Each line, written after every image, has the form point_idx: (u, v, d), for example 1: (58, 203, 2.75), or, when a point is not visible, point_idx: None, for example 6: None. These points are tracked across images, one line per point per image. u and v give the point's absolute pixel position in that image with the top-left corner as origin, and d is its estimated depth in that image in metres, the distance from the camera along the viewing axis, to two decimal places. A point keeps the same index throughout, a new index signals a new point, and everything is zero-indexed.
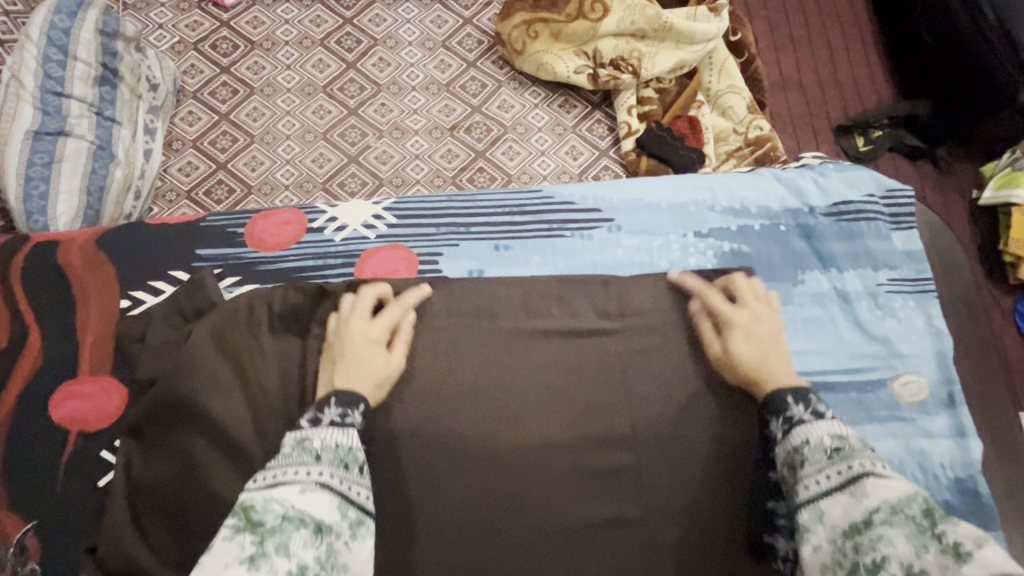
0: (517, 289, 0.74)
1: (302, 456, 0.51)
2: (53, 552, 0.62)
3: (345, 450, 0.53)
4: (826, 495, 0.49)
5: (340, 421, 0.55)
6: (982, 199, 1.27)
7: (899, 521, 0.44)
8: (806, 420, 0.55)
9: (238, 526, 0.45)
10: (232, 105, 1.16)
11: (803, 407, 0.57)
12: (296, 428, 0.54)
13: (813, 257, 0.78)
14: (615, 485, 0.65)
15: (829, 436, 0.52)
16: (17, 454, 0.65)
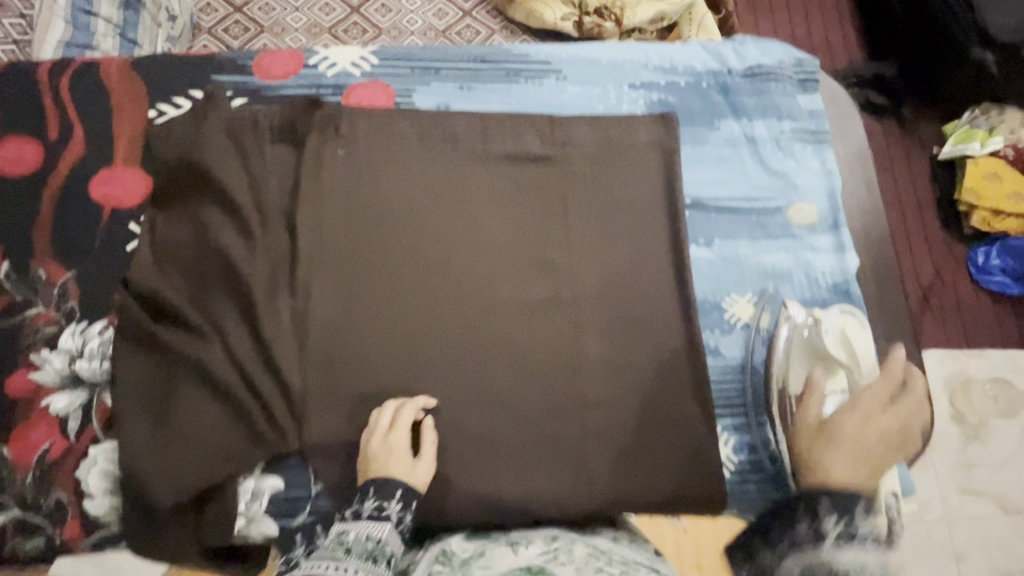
0: (475, 117, 0.89)
1: (335, 551, 0.61)
2: (94, 291, 0.78)
3: (378, 541, 0.64)
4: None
5: (376, 515, 0.66)
6: (943, 154, 1.54)
7: None
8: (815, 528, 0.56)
9: None
10: (243, 41, 1.30)
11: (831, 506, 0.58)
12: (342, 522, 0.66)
13: (728, 109, 0.93)
14: (546, 273, 0.84)
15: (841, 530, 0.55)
16: (63, 220, 0.81)
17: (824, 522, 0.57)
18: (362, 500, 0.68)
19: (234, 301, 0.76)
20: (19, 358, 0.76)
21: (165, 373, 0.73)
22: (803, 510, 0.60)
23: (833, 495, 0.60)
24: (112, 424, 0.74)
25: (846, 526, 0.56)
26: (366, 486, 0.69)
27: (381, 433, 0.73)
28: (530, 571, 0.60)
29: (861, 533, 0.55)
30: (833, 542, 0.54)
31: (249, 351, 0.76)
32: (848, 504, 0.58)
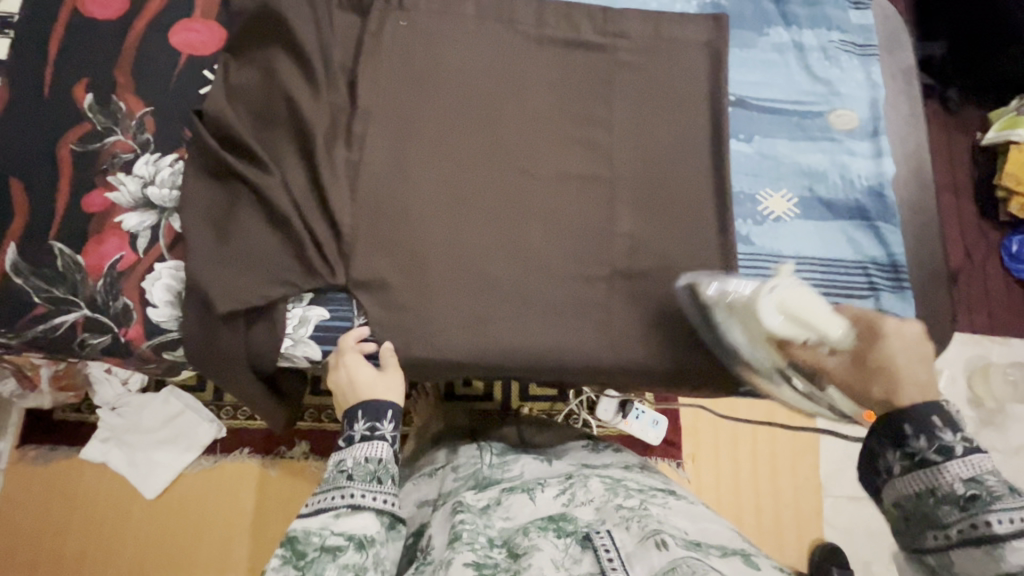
0: (532, 0, 0.92)
1: (338, 479, 0.73)
2: (167, 127, 0.84)
3: (376, 460, 0.74)
4: (919, 498, 0.61)
5: (370, 434, 0.76)
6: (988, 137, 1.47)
7: (950, 510, 0.59)
8: (929, 458, 0.62)
9: (286, 557, 0.66)
10: None
11: (926, 440, 0.62)
12: (338, 448, 0.77)
13: (779, 16, 0.95)
14: (589, 151, 0.88)
15: (960, 480, 0.59)
16: (143, 61, 0.86)
17: (911, 446, 0.63)
18: (353, 422, 0.77)
19: (296, 143, 0.82)
20: (97, 178, 0.82)
21: (230, 200, 0.80)
22: (881, 433, 0.66)
23: (904, 416, 0.65)
24: (178, 244, 0.80)
25: (940, 445, 0.62)
26: (353, 411, 0.78)
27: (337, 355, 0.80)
28: (552, 518, 0.73)
29: (951, 444, 0.61)
30: (929, 472, 0.61)
31: (305, 189, 0.81)
32: (908, 420, 0.64)
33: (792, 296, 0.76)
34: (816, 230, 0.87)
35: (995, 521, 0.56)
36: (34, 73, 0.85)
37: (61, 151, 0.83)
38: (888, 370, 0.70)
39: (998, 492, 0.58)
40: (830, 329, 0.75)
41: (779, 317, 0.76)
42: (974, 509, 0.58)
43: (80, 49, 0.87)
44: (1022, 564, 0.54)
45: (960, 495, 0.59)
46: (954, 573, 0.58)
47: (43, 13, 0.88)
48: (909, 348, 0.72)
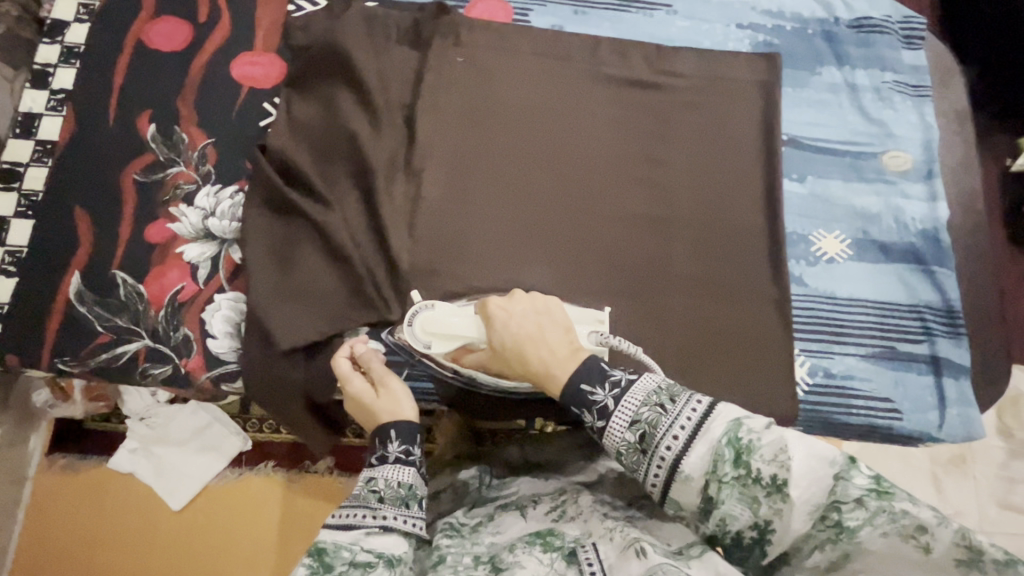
0: (588, 39, 0.93)
1: (369, 498, 0.65)
2: (225, 159, 0.85)
3: (409, 486, 0.67)
4: (668, 489, 0.55)
5: (404, 458, 0.69)
6: None
7: (733, 488, 0.52)
8: (601, 425, 0.60)
9: (313, 567, 0.58)
10: None
11: (591, 414, 0.61)
12: (367, 465, 0.69)
13: (832, 55, 0.95)
14: (644, 189, 0.88)
15: (630, 427, 0.58)
16: (206, 92, 0.88)
17: (587, 422, 0.62)
18: (386, 443, 0.70)
19: (354, 177, 0.83)
20: (160, 209, 0.83)
21: (288, 232, 0.81)
22: (570, 403, 0.63)
23: (569, 398, 0.63)
24: (238, 276, 0.81)
25: (598, 409, 0.61)
26: (387, 429, 0.71)
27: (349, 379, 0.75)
28: (539, 536, 0.66)
29: (603, 402, 0.61)
30: (607, 435, 0.59)
31: (363, 223, 0.82)
32: (576, 393, 0.63)
33: (433, 319, 0.77)
34: (870, 272, 0.86)
35: (668, 448, 0.55)
36: (100, 105, 0.87)
37: (125, 181, 0.84)
38: (520, 352, 0.69)
39: (656, 418, 0.57)
40: (471, 333, 0.76)
41: (427, 343, 0.77)
42: (650, 446, 0.56)
43: (144, 82, 0.88)
44: (703, 473, 0.53)
45: (632, 442, 0.58)
46: (691, 512, 0.55)
47: (109, 47, 0.90)
48: (519, 324, 0.71)
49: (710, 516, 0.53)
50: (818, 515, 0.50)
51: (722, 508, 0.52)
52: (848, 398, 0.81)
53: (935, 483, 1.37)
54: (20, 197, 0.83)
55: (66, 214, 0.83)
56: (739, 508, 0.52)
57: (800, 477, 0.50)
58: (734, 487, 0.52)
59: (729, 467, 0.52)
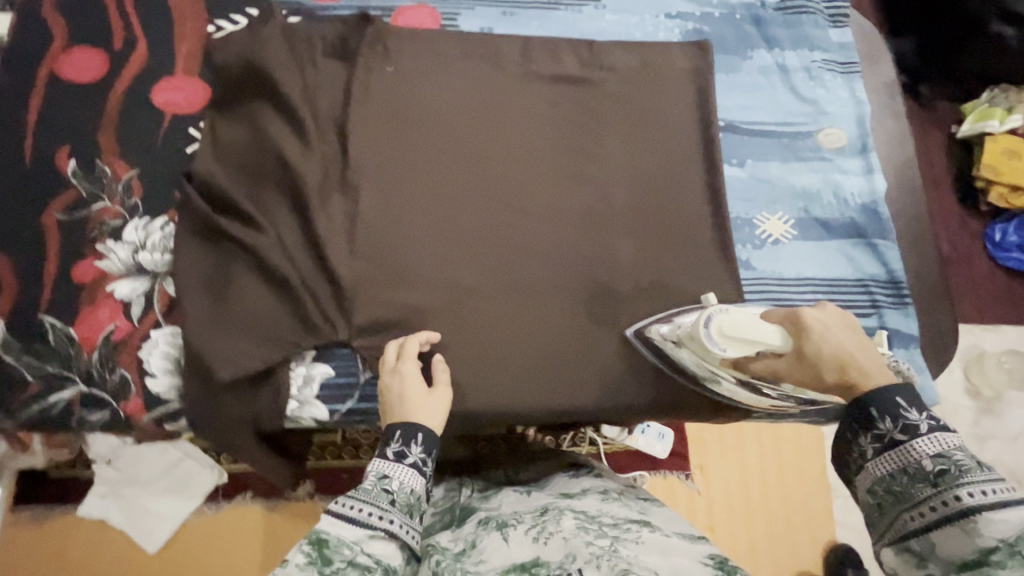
0: (518, 40, 0.92)
1: (379, 497, 0.64)
2: (152, 190, 0.83)
3: (414, 495, 0.66)
4: (936, 527, 0.54)
5: (418, 465, 0.68)
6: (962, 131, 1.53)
7: (1013, 562, 0.49)
8: (898, 440, 0.59)
9: (313, 556, 0.58)
10: None
11: (891, 423, 0.60)
12: (382, 457, 0.67)
13: (762, 39, 0.96)
14: (581, 184, 0.88)
15: (930, 458, 0.57)
16: (126, 122, 0.85)
17: (878, 429, 0.61)
18: (410, 444, 0.68)
19: (287, 197, 0.81)
20: (86, 247, 0.80)
21: (222, 259, 0.78)
22: (852, 419, 0.64)
23: (871, 399, 0.62)
24: (174, 310, 0.78)
25: (904, 424, 0.60)
26: (412, 430, 0.69)
27: (390, 365, 0.75)
28: (525, 566, 0.64)
29: (917, 423, 0.59)
30: (898, 451, 0.59)
31: (301, 245, 0.80)
32: (885, 402, 0.61)
33: (732, 320, 0.66)
34: (814, 249, 0.87)
35: (968, 495, 0.53)
36: (14, 143, 0.83)
37: (46, 222, 0.81)
38: (847, 361, 0.64)
39: (970, 466, 0.55)
40: (775, 341, 0.65)
41: (683, 340, 0.75)
42: (945, 483, 0.55)
43: (60, 116, 0.85)
44: (999, 538, 0.50)
45: (929, 471, 0.57)
46: (942, 561, 0.53)
47: (20, 82, 0.86)
48: (833, 335, 0.65)
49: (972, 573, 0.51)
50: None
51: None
52: None
53: None
54: None
55: None
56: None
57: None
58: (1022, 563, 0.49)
59: None
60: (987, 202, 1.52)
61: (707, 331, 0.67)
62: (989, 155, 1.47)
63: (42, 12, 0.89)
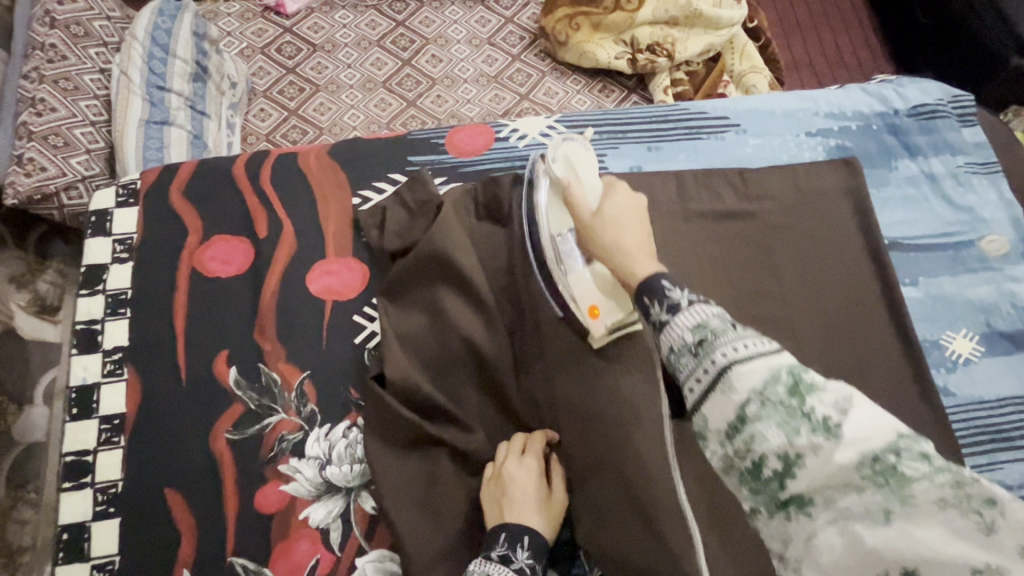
0: (672, 178, 0.90)
1: None
2: (327, 393, 0.75)
3: None
4: (704, 402, 0.44)
5: (526, 573, 0.62)
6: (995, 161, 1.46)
7: (768, 409, 0.40)
8: (665, 318, 0.51)
9: None
10: (297, 60, 1.53)
11: (659, 305, 0.52)
12: (486, 559, 0.62)
13: (903, 148, 0.95)
14: (764, 328, 0.83)
15: (690, 330, 0.48)
16: (287, 317, 0.78)
17: (651, 316, 0.53)
18: (518, 547, 0.63)
19: (481, 385, 0.75)
20: (266, 468, 0.72)
21: (428, 468, 0.72)
22: (642, 293, 0.55)
23: (644, 288, 0.55)
24: (377, 530, 0.71)
25: (668, 304, 0.51)
26: (520, 532, 0.64)
27: (515, 454, 0.69)
28: None
29: (676, 299, 0.51)
30: (664, 333, 0.50)
31: (504, 435, 0.74)
32: (650, 284, 0.54)
33: (577, 153, 0.78)
34: (1006, 366, 0.85)
35: (723, 354, 0.44)
36: (168, 357, 0.76)
37: (216, 444, 0.73)
38: (609, 228, 0.65)
39: (723, 324, 0.46)
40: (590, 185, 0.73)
41: (554, 160, 0.76)
42: (704, 351, 0.45)
43: (211, 319, 0.78)
44: (750, 387, 0.41)
45: (688, 342, 0.47)
46: (715, 431, 0.43)
47: (163, 284, 0.79)
48: (630, 204, 0.67)
49: (737, 436, 0.41)
50: (870, 456, 0.37)
51: (752, 428, 0.40)
52: None
53: None
54: (95, 494, 0.70)
55: (159, 500, 0.70)
56: (776, 433, 0.39)
57: (880, 435, 0.38)
58: (779, 410, 0.40)
59: (783, 394, 0.40)
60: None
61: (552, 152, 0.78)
62: None
63: (171, 203, 0.82)
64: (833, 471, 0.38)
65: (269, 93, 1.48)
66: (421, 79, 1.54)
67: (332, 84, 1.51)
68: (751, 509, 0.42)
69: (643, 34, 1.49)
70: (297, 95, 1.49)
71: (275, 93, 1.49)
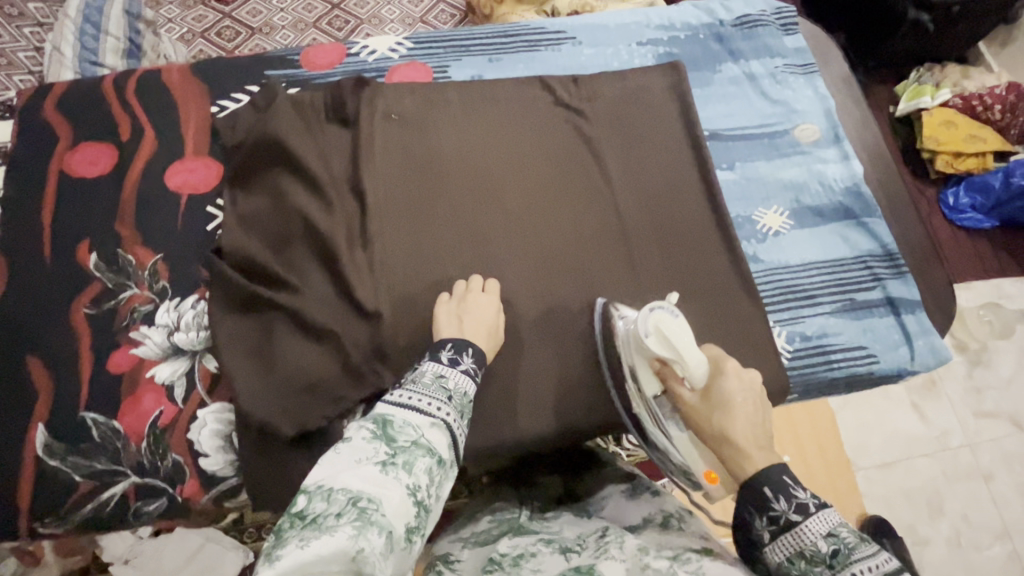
0: (508, 84, 0.99)
1: (435, 393, 0.66)
2: (177, 272, 0.83)
3: (464, 396, 0.69)
4: None
5: (469, 371, 0.71)
6: (899, 111, 1.74)
7: None
8: (791, 519, 0.58)
9: (377, 434, 0.59)
10: (235, 43, 1.59)
11: (784, 503, 0.59)
12: (439, 362, 0.70)
13: (726, 53, 1.05)
14: (589, 197, 0.92)
15: (823, 539, 0.56)
16: (143, 208, 0.86)
17: (773, 510, 0.59)
18: (464, 354, 0.72)
19: (317, 257, 0.83)
20: (119, 336, 0.80)
21: (262, 328, 0.79)
22: (746, 501, 0.62)
23: (760, 479, 0.61)
24: (218, 386, 0.78)
25: (795, 505, 0.59)
26: (464, 344, 0.73)
27: (471, 289, 0.81)
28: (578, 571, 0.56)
29: (803, 500, 0.59)
30: (792, 534, 0.58)
31: (335, 299, 0.81)
32: (774, 480, 0.61)
33: (668, 322, 0.70)
34: (813, 235, 0.93)
35: (858, 574, 0.53)
36: (33, 245, 0.83)
37: (75, 317, 0.80)
38: (722, 408, 0.68)
39: (855, 543, 0.55)
40: (688, 359, 0.69)
41: (648, 334, 0.71)
42: (839, 565, 0.54)
43: (75, 211, 0.86)
44: None
45: (824, 554, 0.55)
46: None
47: (32, 184, 0.87)
48: (744, 392, 0.69)
49: None
50: None
51: None
52: (827, 352, 0.86)
53: (924, 412, 1.45)
54: None
55: (17, 365, 0.77)
56: None
57: None
58: None
59: None
60: (936, 171, 1.70)
61: (640, 319, 0.72)
62: (928, 128, 1.68)
63: (45, 114, 0.91)
64: None
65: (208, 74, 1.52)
66: None
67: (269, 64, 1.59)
68: None
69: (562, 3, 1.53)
70: None
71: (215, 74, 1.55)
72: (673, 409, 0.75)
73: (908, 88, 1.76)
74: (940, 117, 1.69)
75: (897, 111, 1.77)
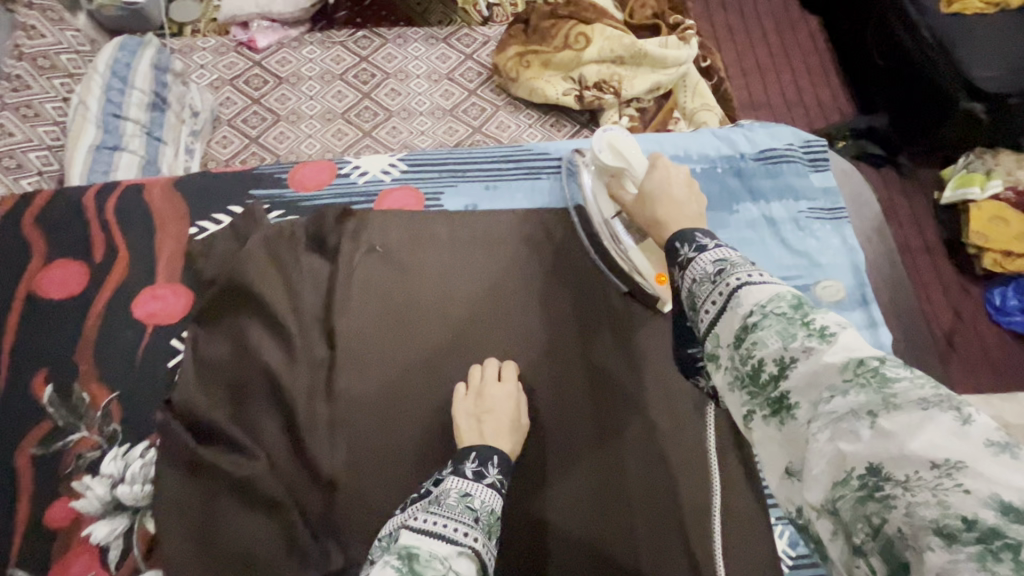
0: (502, 217, 0.92)
1: (462, 514, 0.58)
2: (130, 412, 0.79)
3: (492, 513, 0.62)
4: (716, 324, 0.50)
5: (494, 485, 0.65)
6: (944, 198, 1.56)
7: (770, 319, 0.46)
8: (692, 255, 0.57)
9: (403, 569, 0.50)
10: (263, 92, 1.41)
11: (689, 246, 0.58)
12: (463, 475, 0.64)
13: (745, 192, 0.96)
14: (583, 354, 0.83)
15: (711, 262, 0.54)
16: (106, 338, 0.82)
17: (681, 256, 0.58)
18: (489, 463, 0.67)
19: (275, 411, 0.77)
20: (60, 485, 0.75)
21: (205, 492, 0.73)
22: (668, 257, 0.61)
23: (679, 235, 0.61)
24: (154, 551, 0.72)
25: (698, 246, 0.57)
26: (489, 453, 0.68)
27: (476, 387, 0.77)
28: None
29: (708, 243, 0.57)
30: (688, 270, 0.56)
31: (290, 459, 0.75)
32: (684, 233, 0.60)
33: (620, 138, 0.85)
34: None
35: (737, 279, 0.50)
36: None
37: (19, 458, 0.76)
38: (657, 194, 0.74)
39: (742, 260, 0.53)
40: (635, 165, 0.82)
41: (602, 148, 0.85)
42: (722, 277, 0.52)
43: (35, 337, 0.82)
44: (755, 302, 0.47)
45: (710, 270, 0.53)
46: (725, 345, 0.49)
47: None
48: (672, 173, 0.76)
49: (741, 346, 0.47)
50: (854, 361, 0.41)
51: (755, 336, 0.46)
52: None
53: None
54: None
55: None
56: (773, 338, 0.45)
57: (866, 352, 0.41)
58: (777, 319, 0.45)
59: (784, 307, 0.46)
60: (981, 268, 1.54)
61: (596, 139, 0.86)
62: (975, 222, 1.50)
63: (23, 227, 0.88)
64: (820, 369, 0.41)
65: (232, 121, 1.36)
66: (378, 112, 1.40)
67: (295, 115, 1.39)
68: (748, 414, 0.46)
69: (590, 71, 1.39)
70: (261, 125, 1.37)
71: (238, 122, 1.37)
72: (627, 229, 0.84)
73: (955, 174, 1.57)
74: (990, 212, 1.50)
75: (942, 197, 1.58)
